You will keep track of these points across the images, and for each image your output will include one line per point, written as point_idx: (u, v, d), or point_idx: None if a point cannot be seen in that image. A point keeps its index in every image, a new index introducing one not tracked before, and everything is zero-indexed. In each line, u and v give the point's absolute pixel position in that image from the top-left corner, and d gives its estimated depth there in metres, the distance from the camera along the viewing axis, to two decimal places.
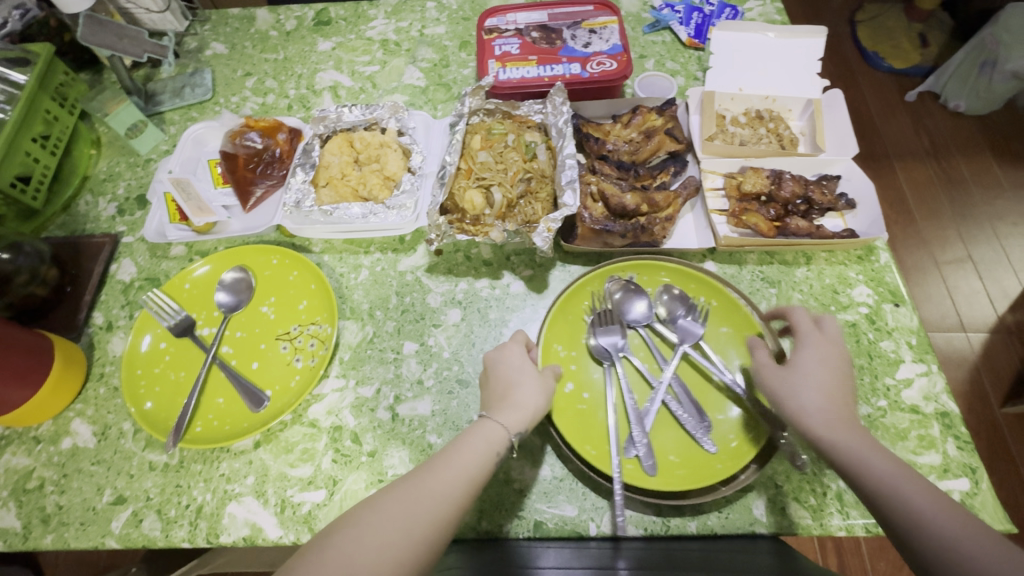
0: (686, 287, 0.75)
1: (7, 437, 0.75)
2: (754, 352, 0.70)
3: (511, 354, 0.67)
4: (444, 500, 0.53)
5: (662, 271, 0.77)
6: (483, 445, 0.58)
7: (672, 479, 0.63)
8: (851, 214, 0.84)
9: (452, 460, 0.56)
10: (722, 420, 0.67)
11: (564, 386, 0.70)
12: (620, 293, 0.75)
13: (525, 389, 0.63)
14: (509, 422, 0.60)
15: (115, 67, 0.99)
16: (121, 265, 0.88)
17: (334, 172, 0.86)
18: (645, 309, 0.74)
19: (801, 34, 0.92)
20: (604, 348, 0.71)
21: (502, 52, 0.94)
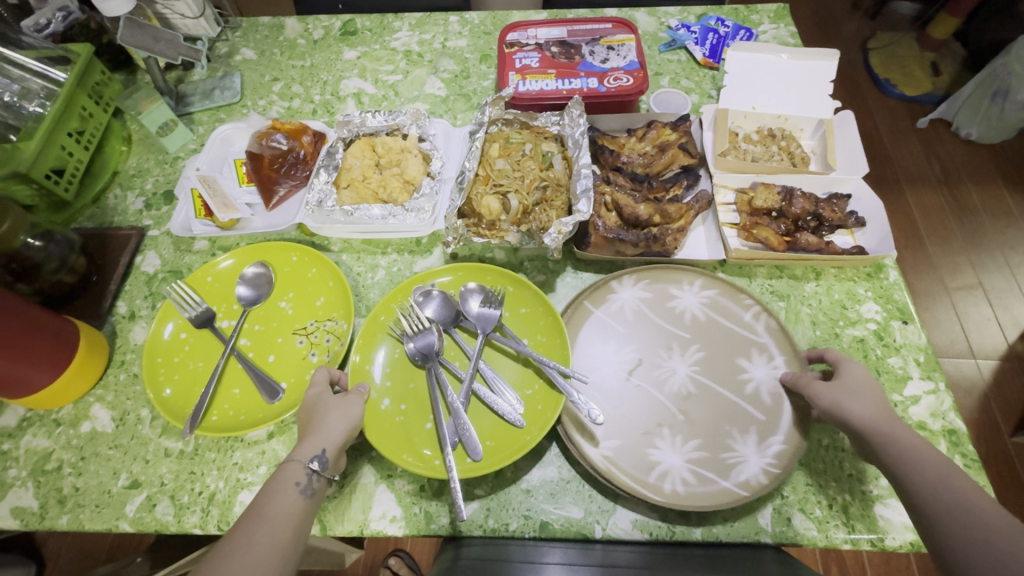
0: (483, 279, 0.79)
1: (28, 419, 0.77)
2: (548, 324, 0.74)
3: (312, 392, 0.67)
4: (260, 546, 0.52)
5: (487, 274, 0.79)
6: (287, 490, 0.57)
7: (493, 460, 0.64)
8: (861, 231, 0.86)
9: (257, 517, 0.54)
10: (529, 395, 0.70)
11: (376, 403, 0.70)
12: (418, 298, 0.77)
13: (321, 417, 0.63)
14: (303, 453, 0.59)
15: (150, 68, 1.03)
16: (146, 257, 0.91)
17: (356, 174, 0.88)
18: (444, 311, 0.76)
19: (815, 56, 0.94)
20: (419, 353, 0.72)
21: (522, 66, 0.98)
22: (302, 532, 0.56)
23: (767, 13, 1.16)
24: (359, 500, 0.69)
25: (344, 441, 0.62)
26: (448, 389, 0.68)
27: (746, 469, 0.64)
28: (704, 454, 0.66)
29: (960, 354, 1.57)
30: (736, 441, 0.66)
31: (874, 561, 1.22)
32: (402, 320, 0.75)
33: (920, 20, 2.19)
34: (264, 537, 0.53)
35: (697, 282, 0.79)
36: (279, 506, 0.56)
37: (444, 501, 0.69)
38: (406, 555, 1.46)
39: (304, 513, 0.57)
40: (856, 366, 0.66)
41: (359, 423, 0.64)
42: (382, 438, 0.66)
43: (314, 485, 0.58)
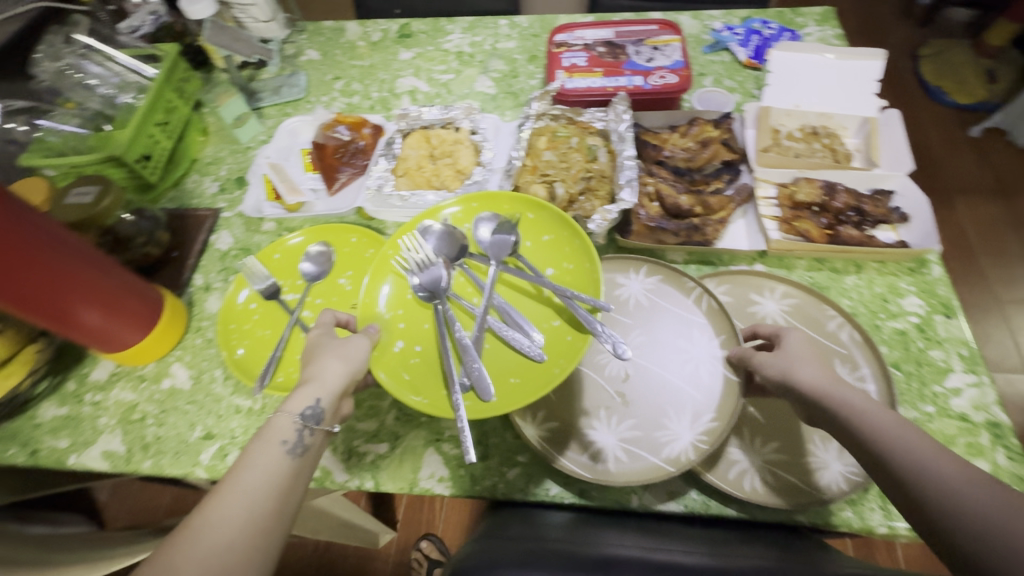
0: (498, 209, 0.80)
1: (116, 375, 0.86)
2: (574, 249, 0.75)
3: (313, 336, 0.69)
4: (262, 495, 0.53)
5: (505, 204, 0.80)
6: (277, 444, 0.57)
7: (514, 399, 0.65)
8: (904, 226, 0.86)
9: (237, 480, 0.54)
10: (556, 325, 0.71)
11: (388, 343, 0.71)
12: (427, 237, 0.79)
13: (319, 364, 0.63)
14: (293, 406, 0.59)
15: (229, 66, 1.13)
16: (220, 236, 1.00)
17: (411, 163, 0.95)
18: (452, 246, 0.79)
19: (860, 55, 0.94)
20: (426, 289, 0.75)
21: (570, 64, 1.03)
22: (291, 491, 0.56)
23: (812, 16, 1.18)
24: (409, 460, 0.75)
25: (339, 389, 0.63)
26: (458, 326, 0.70)
27: (828, 475, 0.65)
28: (784, 456, 0.67)
29: (1011, 368, 1.51)
30: (816, 447, 0.67)
31: None
32: (407, 255, 0.76)
33: (973, 28, 2.14)
34: (246, 498, 0.52)
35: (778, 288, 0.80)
36: (265, 465, 0.55)
37: (489, 465, 0.73)
38: (439, 540, 1.50)
39: (294, 470, 0.57)
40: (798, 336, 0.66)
41: (361, 365, 0.65)
42: (391, 373, 0.68)
43: (305, 440, 0.58)
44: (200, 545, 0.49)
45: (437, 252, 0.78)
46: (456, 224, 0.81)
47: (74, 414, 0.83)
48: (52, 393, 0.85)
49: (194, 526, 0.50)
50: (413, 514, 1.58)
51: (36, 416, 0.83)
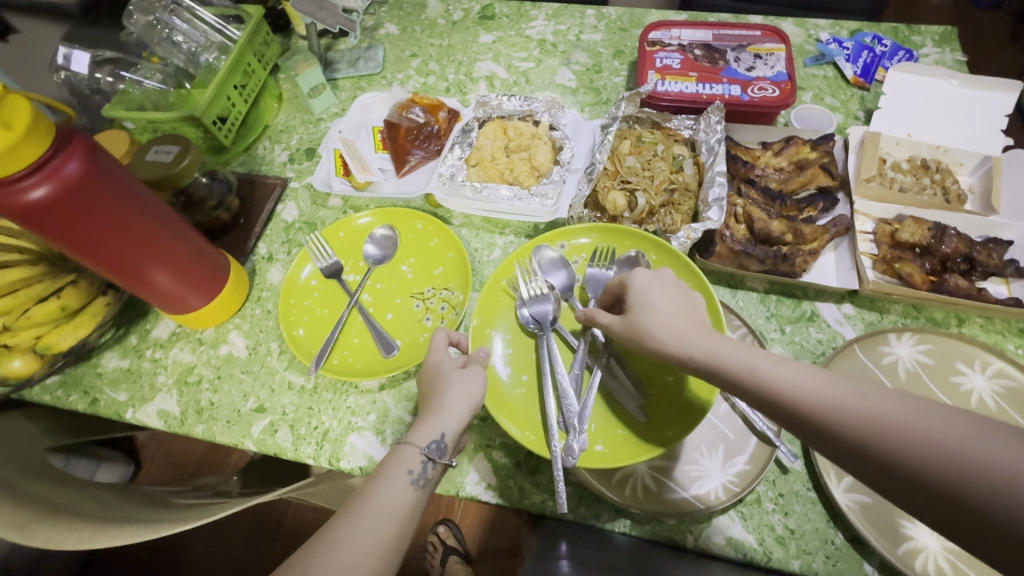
0: (619, 243, 0.80)
1: (177, 334, 0.87)
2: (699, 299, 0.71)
3: (432, 359, 0.68)
4: (388, 522, 0.56)
5: (626, 237, 0.79)
6: (400, 475, 0.60)
7: (617, 454, 0.64)
8: (1019, 283, 0.78)
9: (366, 504, 0.57)
10: (670, 380, 0.68)
11: (497, 376, 0.72)
12: (537, 267, 0.79)
13: (443, 395, 0.64)
14: (419, 438, 0.62)
15: (311, 34, 1.12)
16: (286, 206, 0.99)
17: (485, 154, 0.91)
18: (565, 277, 0.78)
19: (992, 85, 0.85)
20: (533, 318, 0.74)
21: (662, 65, 0.97)
22: (411, 520, 0.58)
23: (931, 35, 1.08)
24: (457, 462, 0.73)
25: (461, 426, 0.63)
26: (559, 367, 0.68)
27: (926, 555, 0.61)
28: (882, 521, 0.63)
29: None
30: (912, 524, 0.63)
31: None
32: (523, 284, 0.76)
33: None
34: (373, 524, 0.55)
35: (906, 334, 0.75)
36: (390, 493, 0.58)
37: (538, 481, 0.71)
38: (456, 526, 1.49)
39: (415, 501, 0.60)
40: (646, 274, 0.64)
41: (480, 402, 0.65)
42: (500, 408, 0.68)
43: (427, 474, 0.60)
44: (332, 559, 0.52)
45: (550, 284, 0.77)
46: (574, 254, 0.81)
47: (134, 368, 0.84)
48: (114, 344, 0.87)
49: (329, 541, 0.54)
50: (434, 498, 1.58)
51: (99, 365, 0.85)
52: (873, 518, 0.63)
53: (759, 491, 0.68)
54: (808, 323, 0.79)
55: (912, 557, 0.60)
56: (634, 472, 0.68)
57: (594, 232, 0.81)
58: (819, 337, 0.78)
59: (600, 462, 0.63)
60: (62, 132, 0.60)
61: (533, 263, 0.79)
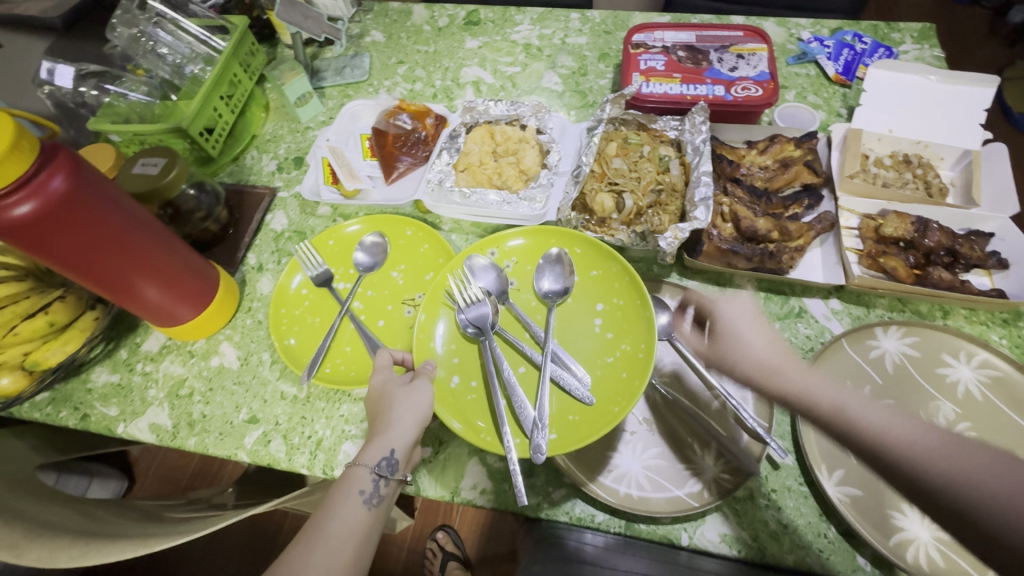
0: (548, 244, 0.82)
1: (167, 347, 0.87)
2: (627, 284, 0.75)
3: (377, 379, 0.69)
4: (343, 545, 0.59)
5: (552, 238, 0.82)
6: (352, 498, 0.62)
7: (577, 437, 0.64)
8: (1002, 274, 0.79)
9: (320, 533, 0.59)
10: (611, 363, 0.71)
11: (443, 380, 0.71)
12: (472, 274, 0.79)
13: (389, 413, 0.65)
14: (369, 459, 0.64)
15: (296, 43, 1.11)
16: (275, 216, 0.99)
17: (473, 159, 0.92)
18: (496, 280, 0.79)
19: (969, 80, 0.87)
20: (474, 323, 0.74)
21: (647, 67, 0.97)
22: (367, 538, 0.62)
23: (910, 32, 1.09)
24: (452, 468, 0.73)
25: (411, 439, 0.65)
26: (505, 365, 0.70)
27: (916, 546, 0.62)
28: (872, 511, 0.64)
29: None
30: (902, 516, 0.64)
31: None
32: (458, 291, 0.76)
33: None
34: (328, 550, 0.58)
35: (893, 327, 0.76)
36: (343, 517, 0.61)
37: (533, 483, 0.71)
38: (454, 532, 1.48)
39: (370, 519, 0.63)
40: (733, 305, 0.67)
41: (429, 412, 0.66)
42: (452, 410, 0.68)
43: (381, 491, 0.64)
44: None
45: (485, 289, 0.78)
46: (504, 261, 0.82)
47: (124, 382, 0.84)
48: (104, 358, 0.86)
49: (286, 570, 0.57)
50: (432, 504, 1.58)
51: (89, 380, 0.84)
52: (863, 510, 0.64)
53: (752, 487, 0.68)
54: (796, 319, 0.80)
55: (903, 548, 0.61)
56: (627, 471, 0.69)
57: (524, 232, 0.83)
58: (807, 332, 0.79)
59: (566, 447, 0.63)
60: (48, 147, 0.60)
61: (466, 271, 0.79)
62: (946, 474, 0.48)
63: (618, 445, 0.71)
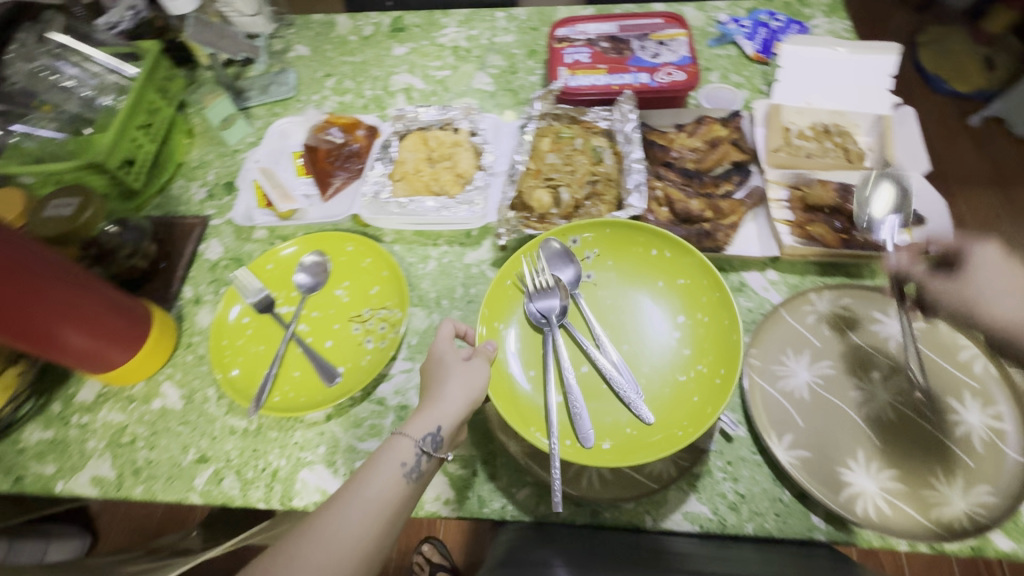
0: (635, 238, 0.79)
1: (104, 394, 0.82)
2: (715, 299, 0.73)
3: (437, 348, 0.70)
4: (376, 513, 0.58)
5: (642, 237, 0.79)
6: (393, 467, 0.60)
7: (624, 451, 0.64)
8: (921, 230, 0.82)
9: (354, 493, 0.58)
10: (684, 380, 0.70)
11: (500, 363, 0.73)
12: (547, 259, 0.78)
13: (441, 387, 0.65)
14: (415, 430, 0.62)
15: (213, 64, 1.08)
16: (208, 245, 0.95)
17: (409, 167, 0.91)
18: (573, 273, 0.78)
19: (870, 50, 0.93)
20: (541, 313, 0.75)
21: (572, 61, 0.98)
22: (401, 511, 0.60)
23: (819, 8, 1.14)
24: None
25: (459, 418, 0.64)
26: (567, 366, 0.70)
27: (863, 499, 0.64)
28: (822, 470, 0.66)
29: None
30: (849, 471, 0.66)
31: None
32: (528, 277, 0.77)
33: (971, 15, 2.09)
34: (360, 513, 0.57)
35: (826, 291, 0.79)
36: (381, 484, 0.59)
37: (496, 487, 0.70)
38: (440, 542, 1.47)
39: (408, 493, 0.60)
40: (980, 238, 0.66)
41: (480, 395, 0.66)
42: (509, 408, 0.68)
43: (421, 465, 0.61)
44: (314, 549, 0.54)
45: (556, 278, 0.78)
46: (576, 253, 0.81)
47: (60, 437, 0.79)
48: (36, 415, 0.81)
49: (316, 527, 0.55)
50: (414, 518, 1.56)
51: (20, 440, 0.79)
52: (812, 471, 0.66)
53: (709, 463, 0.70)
54: (736, 293, 0.83)
55: (853, 503, 0.64)
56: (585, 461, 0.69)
57: (596, 228, 0.80)
58: (748, 305, 0.82)
59: (600, 460, 0.63)
60: None
61: (538, 257, 0.79)
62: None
63: None
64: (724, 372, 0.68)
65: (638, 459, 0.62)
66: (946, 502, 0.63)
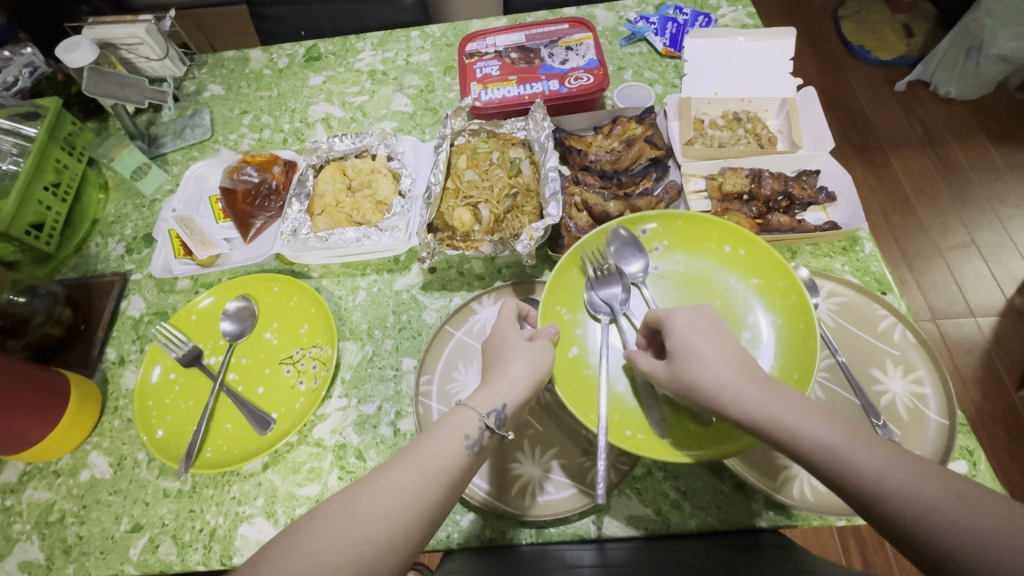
0: (707, 233, 0.73)
1: (29, 473, 0.79)
2: (791, 301, 0.66)
3: (499, 326, 0.66)
4: (435, 480, 0.52)
5: (714, 231, 0.73)
6: (455, 437, 0.55)
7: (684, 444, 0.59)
8: (833, 206, 0.86)
9: (416, 456, 0.52)
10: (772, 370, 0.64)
11: (564, 348, 0.68)
12: (614, 247, 0.73)
13: (506, 364, 0.61)
14: (480, 404, 0.57)
15: (119, 114, 1.04)
16: (130, 301, 0.92)
17: (328, 200, 0.90)
18: (643, 267, 0.73)
19: (772, 36, 0.93)
20: (603, 301, 0.70)
21: (483, 75, 0.98)
22: (460, 484, 0.54)
23: None
24: None
25: (523, 398, 0.59)
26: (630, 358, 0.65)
27: (800, 479, 0.65)
28: (758, 456, 0.67)
29: (988, 311, 1.50)
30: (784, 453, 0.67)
31: (892, 535, 1.26)
32: (594, 263, 0.72)
33: None
34: (418, 477, 0.51)
35: None
36: (443, 451, 0.54)
37: None
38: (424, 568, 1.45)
39: (467, 467, 0.54)
40: (684, 315, 0.58)
41: (544, 377, 0.61)
42: (570, 397, 0.63)
43: (484, 440, 0.55)
44: (365, 510, 0.48)
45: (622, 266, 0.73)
46: (646, 244, 0.75)
47: None
48: None
49: (372, 486, 0.49)
50: None
51: None
52: (749, 458, 0.67)
53: (649, 464, 0.70)
54: None
55: (789, 485, 0.65)
56: (526, 477, 0.69)
57: (666, 220, 0.74)
58: None
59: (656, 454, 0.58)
60: None
61: (608, 247, 0.73)
62: (851, 456, 0.45)
63: (518, 454, 0.71)
64: (801, 371, 0.61)
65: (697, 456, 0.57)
66: None
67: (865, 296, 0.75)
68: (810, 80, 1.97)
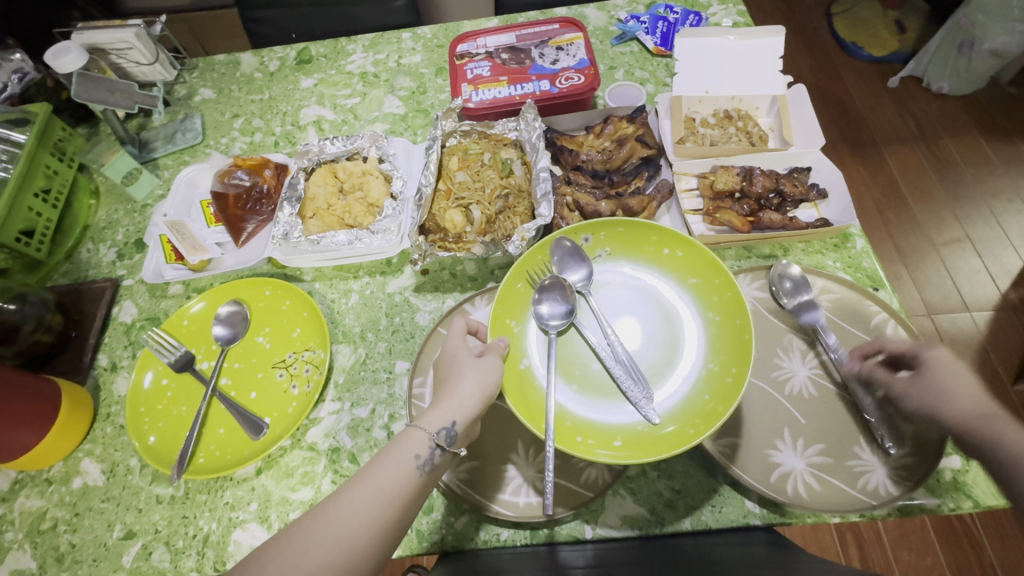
0: (646, 237, 0.72)
1: (21, 481, 0.78)
2: (727, 300, 0.66)
3: (449, 345, 0.66)
4: (387, 503, 0.54)
5: (653, 235, 0.72)
6: (406, 459, 0.57)
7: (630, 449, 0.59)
8: (824, 204, 0.86)
9: (368, 481, 0.55)
10: (712, 370, 0.64)
11: (513, 360, 0.67)
12: (557, 257, 0.72)
13: (457, 381, 0.61)
14: (429, 423, 0.59)
15: (109, 120, 1.04)
16: (122, 307, 0.92)
17: (320, 203, 0.90)
18: (586, 274, 0.71)
19: (760, 35, 0.94)
20: (547, 312, 0.68)
21: (474, 76, 0.98)
22: (413, 503, 0.56)
23: None
24: None
25: (474, 414, 0.60)
26: None
27: (793, 477, 0.65)
28: (752, 454, 0.67)
29: (983, 306, 1.50)
30: (777, 450, 0.67)
31: (889, 530, 1.26)
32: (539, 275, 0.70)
33: None
34: (371, 502, 0.54)
35: (742, 276, 0.79)
36: (393, 474, 0.56)
37: (434, 519, 0.69)
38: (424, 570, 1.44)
39: (419, 487, 0.57)
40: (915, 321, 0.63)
41: (494, 392, 0.62)
42: (521, 407, 0.62)
43: (434, 459, 0.57)
44: (318, 540, 0.51)
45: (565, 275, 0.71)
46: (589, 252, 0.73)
47: None
48: None
49: (324, 515, 0.52)
50: None
51: None
52: (742, 456, 0.67)
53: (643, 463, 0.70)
54: None
55: (783, 483, 0.64)
56: (519, 478, 0.69)
57: (604, 227, 0.72)
58: None
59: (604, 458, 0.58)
60: None
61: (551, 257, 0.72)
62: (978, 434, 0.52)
63: (511, 456, 0.70)
64: (738, 369, 0.61)
65: (642, 459, 0.57)
66: (870, 468, 0.64)
67: (857, 293, 0.75)
68: (802, 78, 1.97)
